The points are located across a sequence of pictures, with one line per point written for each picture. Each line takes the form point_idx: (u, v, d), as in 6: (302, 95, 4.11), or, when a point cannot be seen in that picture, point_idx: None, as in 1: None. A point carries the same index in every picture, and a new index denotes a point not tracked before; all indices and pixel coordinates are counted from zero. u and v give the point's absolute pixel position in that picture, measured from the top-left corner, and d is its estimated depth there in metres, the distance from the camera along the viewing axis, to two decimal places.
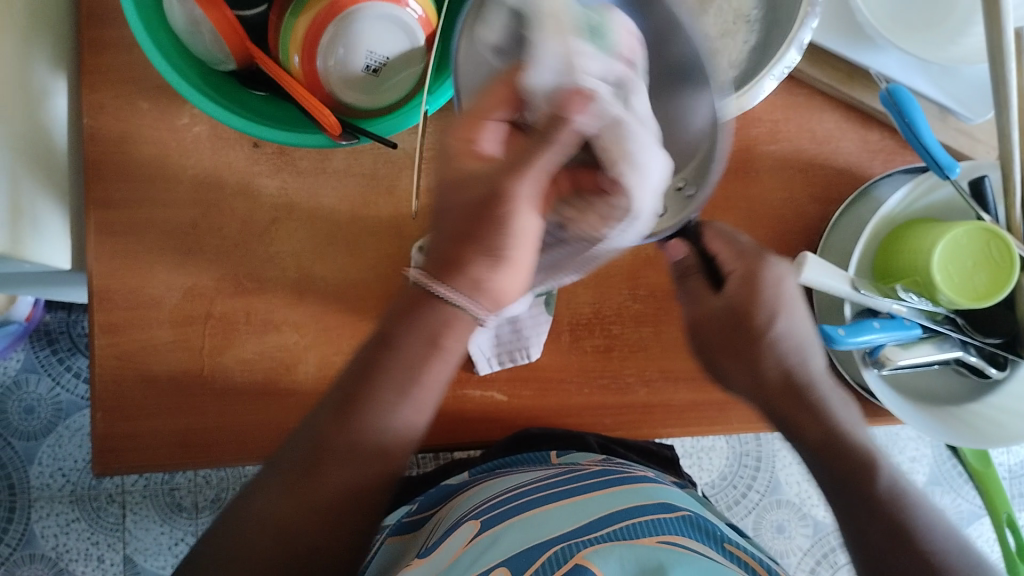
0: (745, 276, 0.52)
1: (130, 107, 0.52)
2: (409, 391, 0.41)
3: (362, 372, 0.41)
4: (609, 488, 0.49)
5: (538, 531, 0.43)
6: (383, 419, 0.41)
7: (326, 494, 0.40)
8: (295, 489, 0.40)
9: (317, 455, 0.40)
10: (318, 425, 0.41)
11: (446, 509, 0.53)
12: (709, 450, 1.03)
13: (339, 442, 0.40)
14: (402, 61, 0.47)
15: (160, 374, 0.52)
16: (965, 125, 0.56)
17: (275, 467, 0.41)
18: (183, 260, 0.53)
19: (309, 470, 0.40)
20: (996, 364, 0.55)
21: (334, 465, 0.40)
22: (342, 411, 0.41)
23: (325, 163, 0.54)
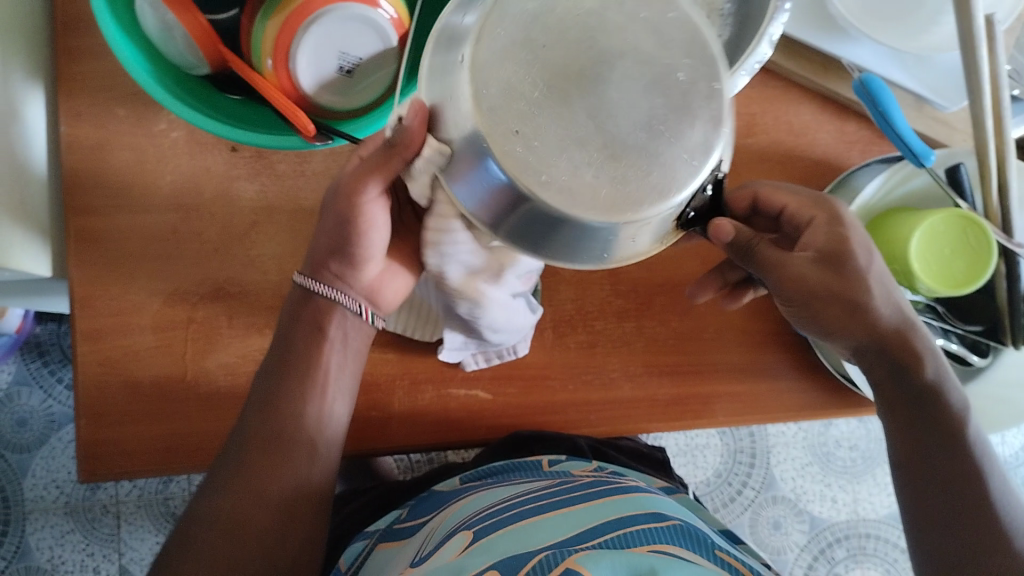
0: (829, 219, 0.46)
1: (107, 114, 0.52)
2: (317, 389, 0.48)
3: (273, 370, 0.48)
4: (599, 499, 0.49)
5: (529, 539, 0.43)
6: (312, 406, 0.47)
7: (269, 490, 0.45)
8: (258, 466, 0.46)
9: (266, 437, 0.46)
10: (253, 421, 0.47)
11: (437, 518, 0.53)
12: (703, 448, 1.03)
13: (269, 424, 0.46)
14: (375, 62, 0.47)
15: (143, 380, 0.52)
16: (941, 114, 0.56)
17: (237, 448, 0.46)
18: (163, 265, 0.53)
19: (263, 451, 0.46)
20: (978, 352, 0.55)
21: (261, 466, 0.46)
22: (269, 403, 0.47)
23: (303, 166, 0.54)
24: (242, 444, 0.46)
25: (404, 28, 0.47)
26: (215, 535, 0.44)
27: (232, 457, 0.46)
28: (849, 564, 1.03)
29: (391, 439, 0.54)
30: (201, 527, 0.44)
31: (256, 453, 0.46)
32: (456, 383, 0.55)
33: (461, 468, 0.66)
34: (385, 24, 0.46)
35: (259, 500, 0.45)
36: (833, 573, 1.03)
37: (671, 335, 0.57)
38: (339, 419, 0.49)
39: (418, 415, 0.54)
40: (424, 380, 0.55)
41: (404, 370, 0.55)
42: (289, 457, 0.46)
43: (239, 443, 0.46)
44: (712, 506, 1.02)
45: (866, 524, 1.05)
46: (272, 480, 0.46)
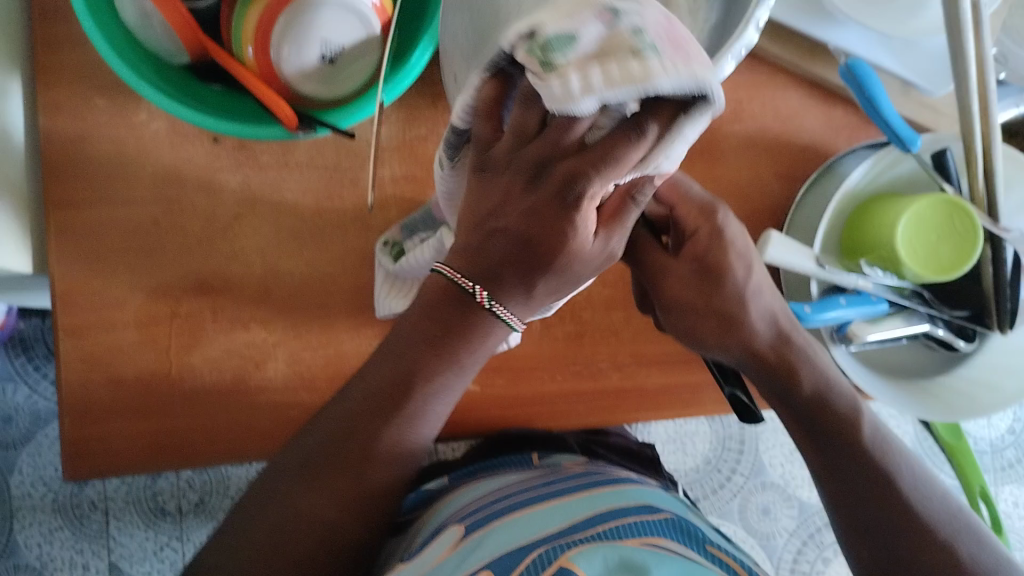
0: (711, 233, 0.47)
1: (86, 106, 0.52)
2: (451, 377, 0.42)
3: (411, 352, 0.42)
4: (592, 490, 0.48)
5: (523, 531, 0.43)
6: (425, 398, 0.42)
7: (358, 490, 0.43)
8: (363, 454, 0.42)
9: (387, 420, 0.42)
10: (371, 401, 0.42)
11: (429, 513, 0.53)
12: (692, 435, 1.02)
13: (415, 399, 0.42)
14: (357, 51, 0.46)
15: (128, 375, 0.52)
16: (927, 98, 0.56)
17: (327, 422, 0.43)
18: (146, 259, 0.52)
19: (353, 438, 0.42)
20: (965, 337, 0.55)
21: (356, 466, 0.42)
22: (402, 389, 0.42)
23: (287, 157, 0.54)
24: (339, 419, 0.43)
25: (388, 16, 0.46)
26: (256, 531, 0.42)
27: (324, 441, 0.43)
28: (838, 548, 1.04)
29: None
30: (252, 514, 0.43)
31: (352, 454, 0.42)
32: None
33: (450, 461, 0.66)
34: (369, 11, 0.45)
35: (338, 498, 0.43)
36: (823, 557, 1.04)
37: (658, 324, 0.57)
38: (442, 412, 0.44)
39: None
40: None
41: None
42: (387, 449, 0.43)
43: (334, 421, 0.43)
44: (701, 493, 1.02)
45: None
46: (369, 476, 0.43)
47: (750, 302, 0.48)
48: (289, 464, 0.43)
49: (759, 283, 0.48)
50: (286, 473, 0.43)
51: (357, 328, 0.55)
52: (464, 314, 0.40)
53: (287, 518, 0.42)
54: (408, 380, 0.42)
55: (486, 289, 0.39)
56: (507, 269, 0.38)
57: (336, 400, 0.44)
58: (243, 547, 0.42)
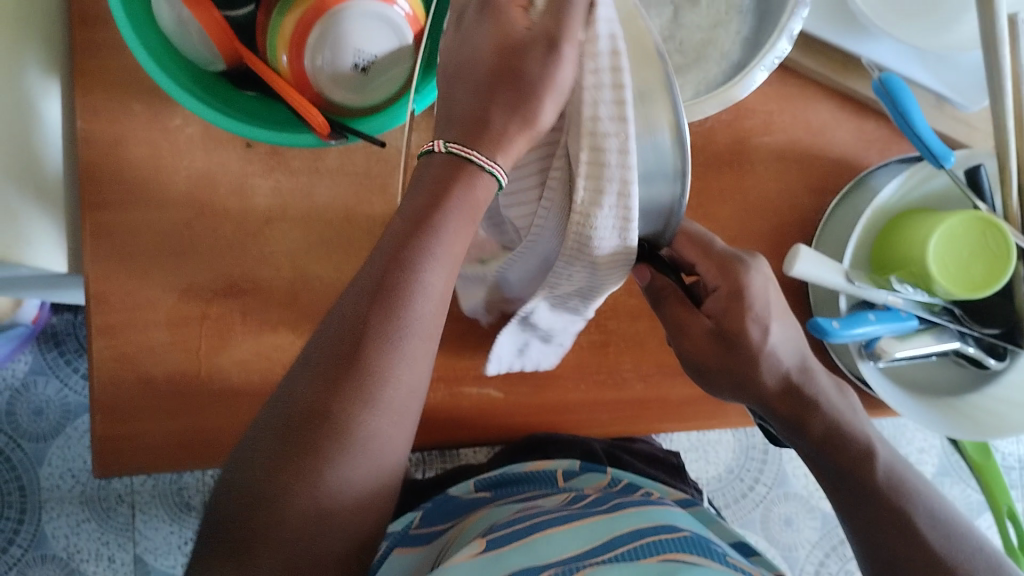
0: (729, 293, 0.46)
1: (122, 109, 0.52)
2: (421, 267, 0.36)
3: (393, 254, 0.36)
4: (614, 513, 0.49)
5: (541, 552, 0.43)
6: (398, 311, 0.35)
7: (340, 426, 0.34)
8: (334, 382, 0.35)
9: (356, 341, 0.35)
10: (337, 323, 0.36)
11: (457, 528, 0.53)
12: (715, 444, 1.02)
13: (384, 317, 0.35)
14: (391, 59, 0.46)
15: (158, 375, 0.53)
16: (961, 114, 0.55)
17: (303, 370, 0.35)
18: (177, 261, 0.53)
19: (322, 374, 0.35)
20: (996, 355, 0.54)
21: (324, 394, 0.35)
22: (372, 294, 0.35)
23: (318, 163, 0.54)
24: (316, 347, 0.36)
25: (420, 25, 0.47)
26: (224, 498, 0.34)
27: (296, 389, 0.35)
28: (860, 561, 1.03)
29: None
30: (223, 492, 0.34)
31: (324, 381, 0.35)
32: (468, 382, 0.55)
33: (473, 468, 0.66)
34: (402, 21, 0.45)
35: (309, 454, 0.34)
36: (844, 570, 1.03)
37: None
38: (426, 327, 0.36)
39: (429, 413, 0.54)
40: (437, 377, 0.55)
41: None
42: (359, 375, 0.35)
43: (306, 367, 0.35)
44: (723, 502, 1.02)
45: None
46: (342, 403, 0.34)
47: (766, 358, 0.47)
48: (261, 434, 0.35)
49: (779, 343, 0.47)
50: (262, 444, 0.34)
51: None
52: (430, 190, 0.36)
53: (257, 490, 0.34)
54: (379, 291, 0.35)
55: (453, 142, 0.37)
56: (471, 128, 0.36)
57: (305, 353, 0.36)
58: (232, 530, 0.33)
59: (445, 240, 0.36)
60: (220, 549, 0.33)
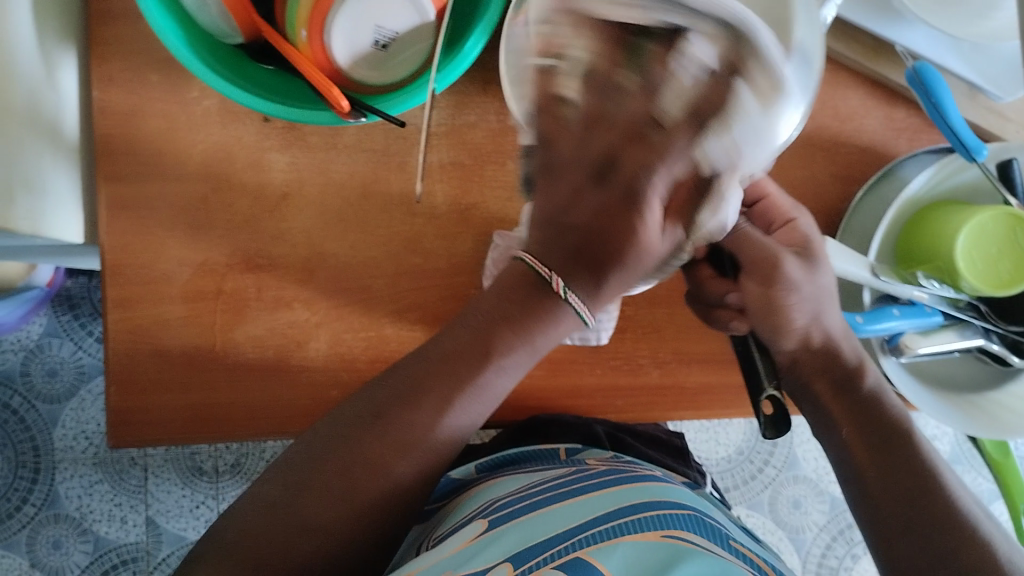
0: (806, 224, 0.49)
1: (139, 79, 0.52)
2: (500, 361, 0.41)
3: (466, 339, 0.42)
4: (615, 486, 0.48)
5: (541, 529, 0.43)
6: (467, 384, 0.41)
7: (383, 471, 0.39)
8: (393, 432, 0.40)
9: (419, 391, 0.41)
10: (403, 379, 0.41)
11: (453, 503, 0.53)
12: (726, 426, 1.01)
13: (445, 390, 0.41)
14: (411, 37, 0.46)
15: (173, 350, 0.52)
16: (995, 104, 0.54)
17: (367, 393, 0.42)
18: (193, 235, 0.52)
19: (383, 416, 0.40)
20: (1019, 353, 0.53)
21: (375, 440, 0.40)
22: (443, 368, 0.41)
23: (336, 139, 0.53)
24: (381, 391, 0.41)
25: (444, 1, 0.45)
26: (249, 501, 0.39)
27: (345, 424, 0.41)
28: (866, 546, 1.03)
29: None
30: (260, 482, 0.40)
31: (374, 427, 0.40)
32: None
33: (482, 446, 0.65)
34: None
35: (347, 489, 0.39)
36: (850, 553, 1.03)
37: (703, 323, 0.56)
38: (469, 414, 0.42)
39: None
40: None
41: None
42: (424, 429, 0.40)
43: (369, 404, 0.41)
44: (732, 483, 1.01)
45: None
46: (383, 447, 0.40)
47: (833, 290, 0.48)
48: (326, 459, 0.39)
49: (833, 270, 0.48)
50: (329, 463, 0.39)
51: (399, 314, 0.54)
52: (535, 300, 0.40)
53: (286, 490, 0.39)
54: (451, 358, 0.41)
55: (564, 277, 0.39)
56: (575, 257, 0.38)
57: (359, 396, 0.42)
58: (289, 532, 0.38)
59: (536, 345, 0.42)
60: (281, 530, 0.38)
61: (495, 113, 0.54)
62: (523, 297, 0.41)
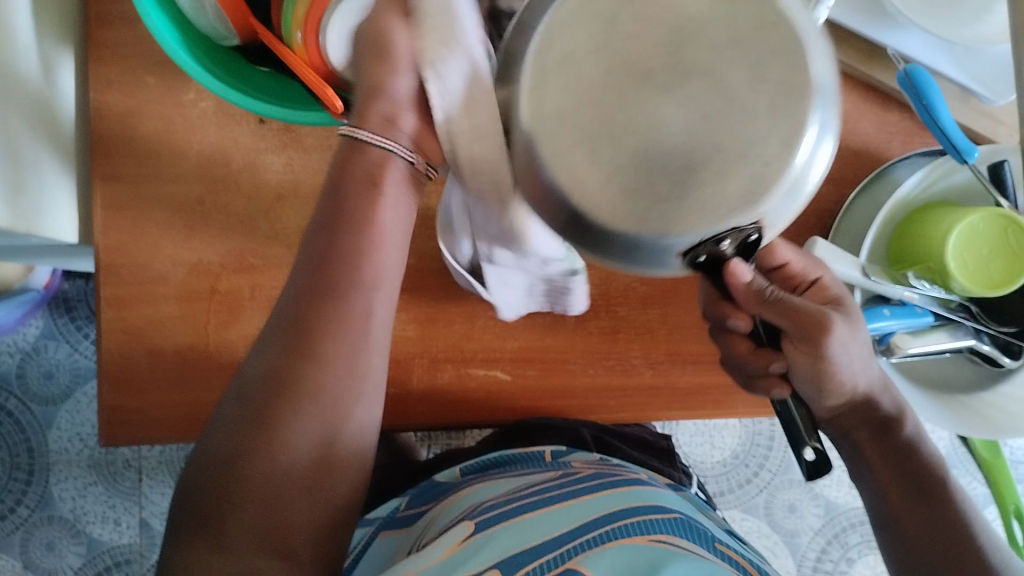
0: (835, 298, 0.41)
1: (136, 81, 0.52)
2: (371, 250, 0.40)
3: (334, 218, 0.39)
4: (604, 491, 0.49)
5: (529, 535, 0.43)
6: (348, 286, 0.39)
7: (302, 415, 0.37)
8: (291, 354, 0.38)
9: (304, 313, 0.38)
10: (293, 282, 0.39)
11: (440, 506, 0.54)
12: (721, 429, 1.02)
13: (325, 293, 0.39)
14: None
15: (166, 349, 0.52)
16: (988, 107, 0.54)
17: (260, 350, 0.39)
18: (187, 235, 0.53)
19: (293, 342, 0.38)
20: (1010, 354, 0.53)
21: (287, 368, 0.38)
22: (321, 255, 0.39)
23: (331, 141, 0.54)
24: (273, 325, 0.39)
25: None
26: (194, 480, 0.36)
27: (257, 374, 0.38)
28: (862, 550, 1.03)
29: (411, 417, 0.55)
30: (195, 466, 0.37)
31: (288, 355, 0.38)
32: (476, 364, 0.55)
33: (473, 449, 0.65)
34: None
35: (269, 448, 0.36)
36: (845, 557, 1.03)
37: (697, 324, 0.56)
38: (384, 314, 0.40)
39: (433, 394, 0.55)
40: (444, 359, 0.55)
41: (424, 349, 0.55)
42: (321, 328, 0.38)
43: (268, 344, 0.39)
44: (728, 486, 1.02)
45: None
46: (302, 394, 0.37)
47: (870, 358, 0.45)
48: (232, 404, 0.38)
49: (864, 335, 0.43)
50: (234, 409, 0.37)
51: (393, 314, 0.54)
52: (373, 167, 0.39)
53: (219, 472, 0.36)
54: (333, 239, 0.39)
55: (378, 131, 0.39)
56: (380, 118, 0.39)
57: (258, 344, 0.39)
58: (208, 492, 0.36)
59: (383, 226, 0.40)
60: (209, 473, 0.36)
61: None
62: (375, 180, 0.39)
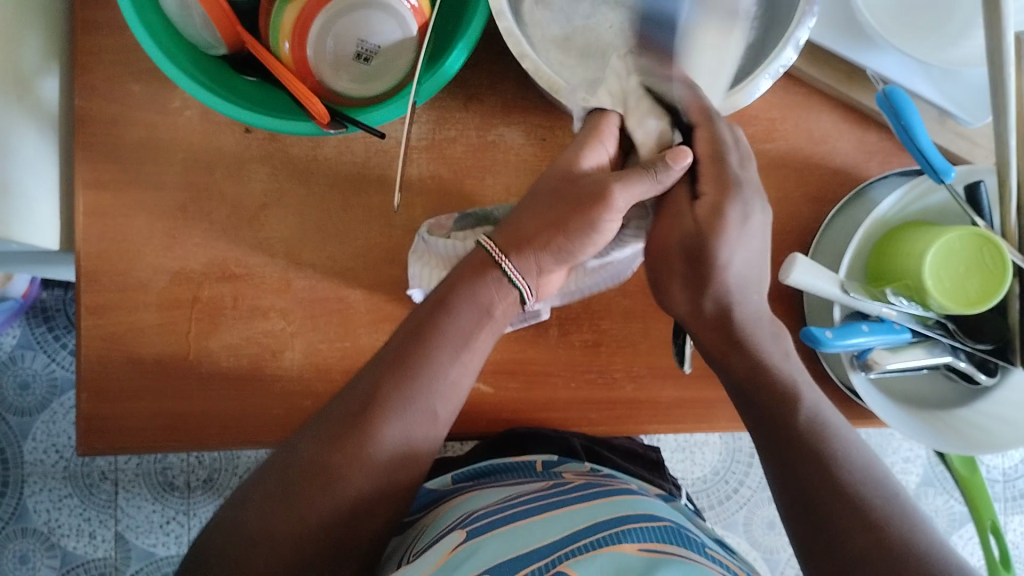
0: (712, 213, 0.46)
1: (122, 89, 0.52)
2: (443, 362, 0.45)
3: (410, 331, 0.46)
4: (595, 500, 0.49)
5: (516, 544, 0.43)
6: (405, 393, 0.44)
7: (340, 488, 0.42)
8: (342, 445, 0.43)
9: (371, 402, 0.44)
10: (369, 377, 0.45)
11: (432, 515, 0.53)
12: (703, 445, 1.02)
13: (390, 394, 0.44)
14: (393, 51, 0.47)
15: (147, 357, 0.52)
16: (964, 128, 0.55)
17: (318, 427, 0.44)
18: (170, 243, 0.53)
19: (355, 425, 0.43)
20: (986, 371, 0.54)
21: (338, 446, 0.43)
22: (397, 358, 0.45)
23: (316, 151, 0.54)
24: (344, 403, 0.45)
25: (426, 18, 0.47)
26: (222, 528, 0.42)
27: (311, 446, 0.43)
28: None
29: None
30: (232, 512, 0.42)
31: (343, 432, 0.43)
32: None
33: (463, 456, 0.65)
34: (407, 13, 0.46)
35: (301, 510, 0.42)
36: None
37: None
38: (438, 411, 0.46)
39: None
40: None
41: None
42: (381, 424, 0.43)
43: (322, 432, 0.43)
44: (708, 502, 1.02)
45: None
46: (349, 474, 0.42)
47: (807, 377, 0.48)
48: (276, 477, 0.43)
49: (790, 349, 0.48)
50: (269, 486, 0.42)
51: (376, 325, 0.54)
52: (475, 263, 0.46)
53: (254, 526, 0.41)
54: (404, 344, 0.45)
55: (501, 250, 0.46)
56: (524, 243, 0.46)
57: (326, 411, 0.45)
58: (236, 541, 0.41)
59: (461, 336, 0.46)
60: (233, 533, 0.41)
61: (475, 129, 0.55)
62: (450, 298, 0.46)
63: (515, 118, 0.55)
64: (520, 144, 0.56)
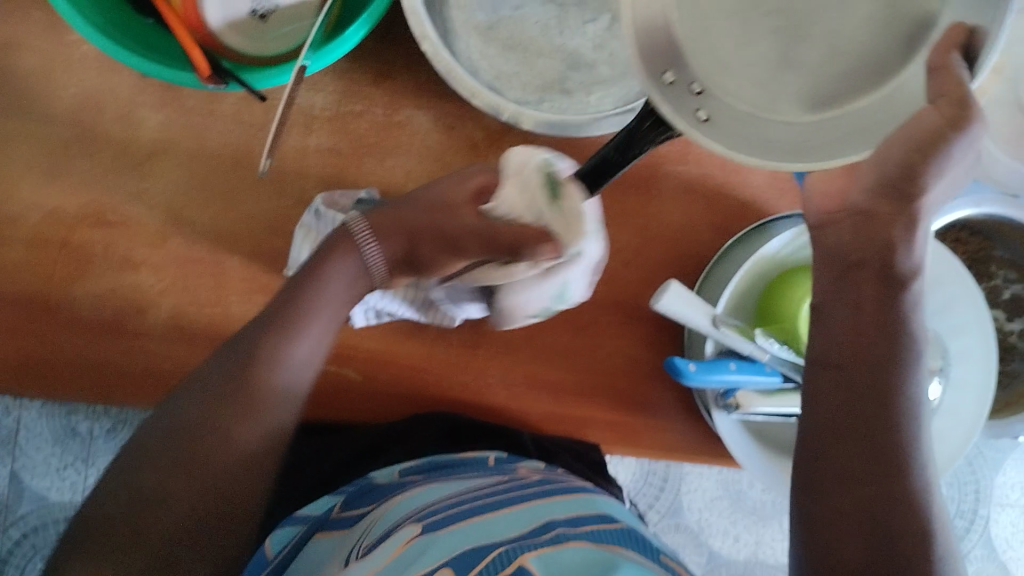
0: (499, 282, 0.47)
1: (21, 15, 0.51)
2: (315, 324, 0.46)
3: (286, 292, 0.46)
4: (550, 497, 0.48)
5: (482, 535, 0.42)
6: (282, 358, 0.45)
7: (226, 452, 0.42)
8: (219, 417, 0.43)
9: (249, 367, 0.44)
10: (250, 336, 0.45)
11: (382, 508, 0.50)
12: (616, 463, 1.01)
13: (267, 348, 0.44)
14: (292, 12, 0.48)
15: (7, 293, 0.51)
16: None
17: (184, 400, 0.43)
18: (48, 179, 0.51)
19: (228, 394, 0.43)
20: None
21: (224, 413, 0.43)
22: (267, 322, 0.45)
23: (213, 107, 0.52)
24: (218, 364, 0.44)
25: None
26: (111, 501, 0.40)
27: (186, 415, 0.42)
28: None
29: None
30: (108, 494, 0.40)
31: (227, 396, 0.43)
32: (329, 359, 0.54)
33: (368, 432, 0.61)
34: None
35: (186, 482, 0.41)
36: None
37: (560, 353, 0.55)
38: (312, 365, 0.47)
39: None
40: None
41: None
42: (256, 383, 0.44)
43: (200, 395, 0.43)
44: None
45: (763, 568, 1.03)
46: (238, 432, 0.43)
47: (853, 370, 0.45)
48: (152, 450, 0.41)
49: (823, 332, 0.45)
50: (147, 461, 0.41)
51: (248, 295, 0.52)
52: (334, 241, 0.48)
53: (153, 505, 0.40)
54: (285, 303, 0.46)
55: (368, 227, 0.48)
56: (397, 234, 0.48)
57: (196, 376, 0.44)
58: (131, 512, 0.39)
59: (337, 306, 0.47)
60: (120, 524, 0.39)
61: (382, 106, 0.53)
62: (315, 274, 0.47)
63: (425, 102, 0.54)
64: (428, 129, 0.54)
